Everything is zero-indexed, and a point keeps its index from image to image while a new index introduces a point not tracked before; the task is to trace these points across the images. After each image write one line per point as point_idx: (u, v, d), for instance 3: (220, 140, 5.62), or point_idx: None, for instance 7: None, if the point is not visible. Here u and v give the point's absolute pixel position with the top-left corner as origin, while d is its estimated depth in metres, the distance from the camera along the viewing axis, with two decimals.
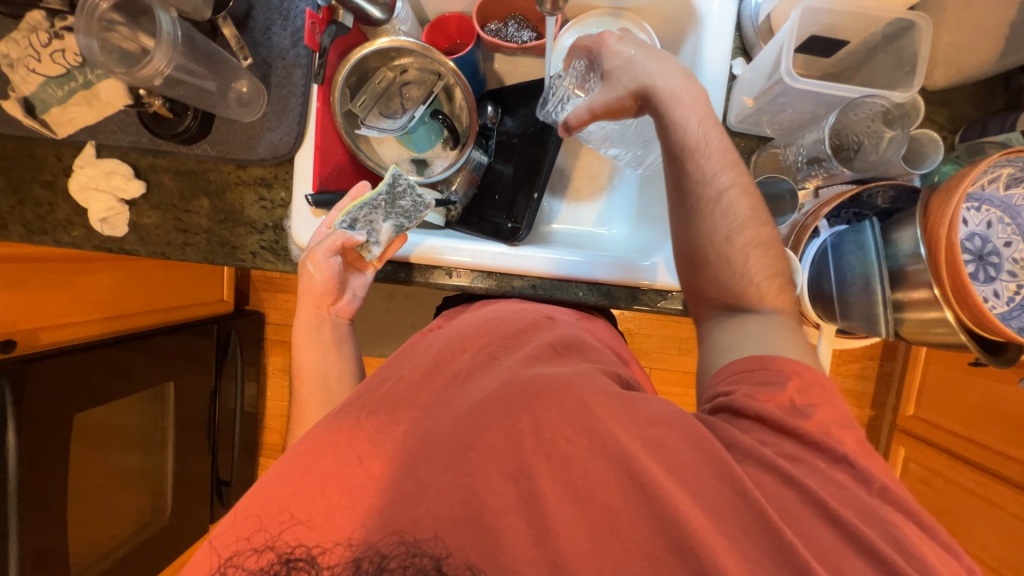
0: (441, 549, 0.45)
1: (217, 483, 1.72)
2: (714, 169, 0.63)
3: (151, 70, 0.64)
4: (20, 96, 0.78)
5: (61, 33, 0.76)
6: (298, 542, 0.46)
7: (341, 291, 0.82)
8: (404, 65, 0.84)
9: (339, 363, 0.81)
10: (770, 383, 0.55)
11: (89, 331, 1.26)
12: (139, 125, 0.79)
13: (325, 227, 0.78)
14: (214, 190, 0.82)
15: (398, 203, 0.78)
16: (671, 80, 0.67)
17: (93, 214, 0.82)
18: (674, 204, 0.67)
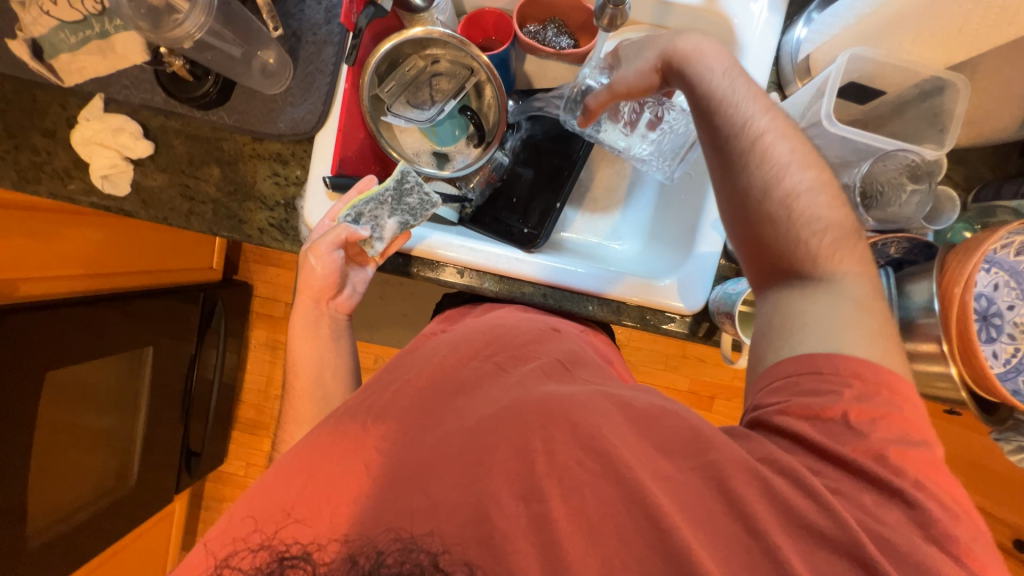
0: (441, 558, 0.45)
1: (186, 454, 1.68)
2: (751, 125, 0.59)
3: (182, 33, 0.62)
4: (28, 37, 0.74)
5: None
6: (295, 540, 0.47)
7: (341, 286, 0.80)
8: (437, 55, 0.82)
9: (335, 357, 0.80)
10: (821, 387, 0.50)
11: (71, 287, 1.20)
12: (155, 83, 0.76)
13: (329, 219, 0.76)
14: (226, 159, 0.79)
15: (404, 199, 0.77)
16: (698, 36, 0.63)
17: (94, 169, 0.78)
18: (713, 167, 0.62)
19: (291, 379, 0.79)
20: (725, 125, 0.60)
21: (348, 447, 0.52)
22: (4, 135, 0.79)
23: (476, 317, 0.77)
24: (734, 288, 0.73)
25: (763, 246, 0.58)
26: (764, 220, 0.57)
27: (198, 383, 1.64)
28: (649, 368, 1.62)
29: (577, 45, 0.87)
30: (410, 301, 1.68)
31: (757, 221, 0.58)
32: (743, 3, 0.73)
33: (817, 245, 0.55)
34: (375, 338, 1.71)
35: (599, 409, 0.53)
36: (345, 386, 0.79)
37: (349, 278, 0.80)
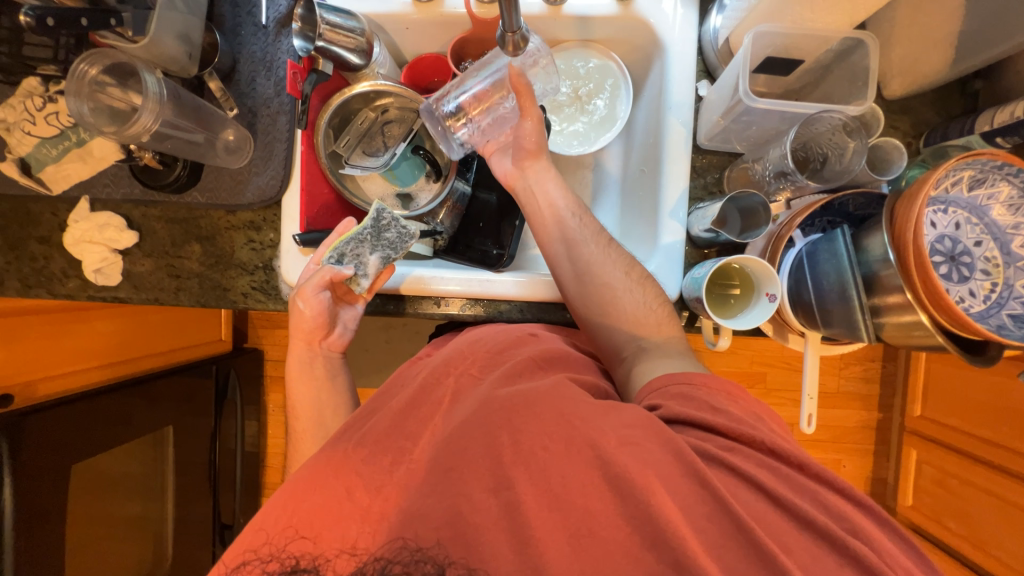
0: (442, 556, 0.47)
1: (220, 527, 1.69)
2: (579, 229, 0.76)
3: (139, 128, 0.67)
4: (17, 157, 0.81)
5: (56, 97, 0.80)
6: (303, 552, 0.51)
7: (332, 325, 0.83)
8: (385, 105, 0.87)
9: (333, 399, 0.82)
10: (688, 396, 0.58)
11: (89, 380, 1.26)
12: (132, 179, 0.82)
13: (314, 263, 0.80)
14: (205, 235, 0.84)
15: (384, 235, 0.79)
16: (537, 169, 0.81)
17: (87, 265, 0.84)
18: (560, 263, 0.76)
19: (294, 421, 0.82)
20: (556, 227, 0.77)
21: (334, 482, 0.53)
22: (5, 248, 0.85)
23: (460, 339, 0.80)
24: (698, 272, 0.72)
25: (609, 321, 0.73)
26: (608, 291, 0.73)
27: (223, 454, 1.66)
28: None
29: None
30: (414, 339, 1.70)
31: (596, 296, 0.73)
32: (655, 3, 0.76)
33: (640, 307, 0.72)
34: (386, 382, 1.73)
35: (570, 410, 0.53)
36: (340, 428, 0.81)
37: (338, 315, 0.83)
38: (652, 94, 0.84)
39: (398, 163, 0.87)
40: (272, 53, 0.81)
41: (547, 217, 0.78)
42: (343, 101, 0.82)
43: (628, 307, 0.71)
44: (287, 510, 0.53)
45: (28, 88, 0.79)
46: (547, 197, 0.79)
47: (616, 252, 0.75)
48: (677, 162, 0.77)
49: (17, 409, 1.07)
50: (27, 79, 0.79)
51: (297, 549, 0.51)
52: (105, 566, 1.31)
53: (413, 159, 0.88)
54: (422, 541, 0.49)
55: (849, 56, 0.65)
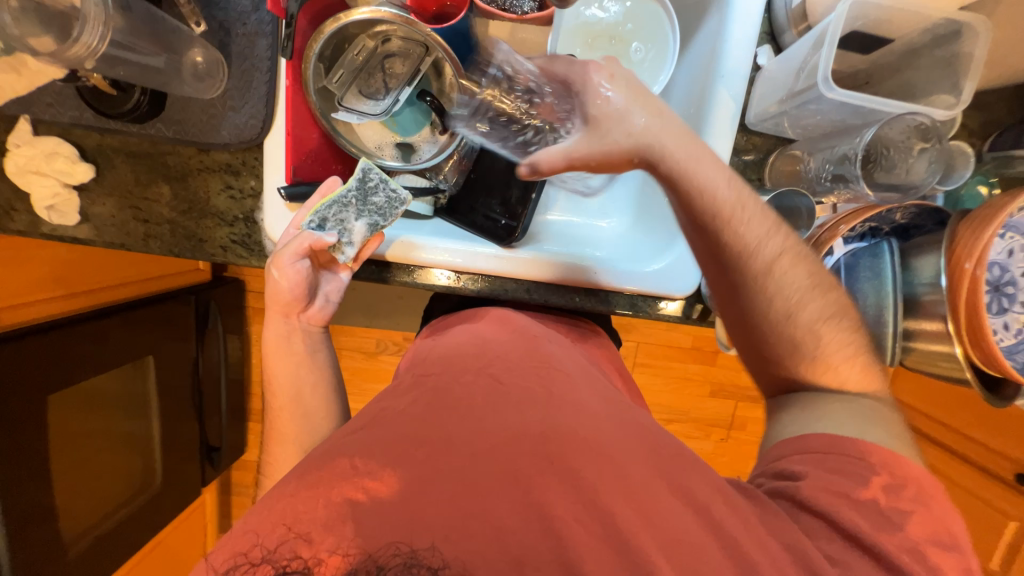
0: (437, 560, 0.47)
1: (206, 449, 1.73)
2: (754, 238, 0.57)
3: (81, 49, 0.54)
4: None
5: None
6: (295, 555, 0.48)
7: (311, 298, 0.77)
8: (386, 33, 0.73)
9: (313, 375, 0.78)
10: (846, 472, 0.53)
11: (62, 308, 1.20)
12: (81, 101, 0.69)
13: (294, 228, 0.72)
14: (174, 175, 0.74)
15: (370, 199, 0.72)
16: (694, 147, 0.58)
17: (36, 200, 0.73)
18: (710, 269, 0.61)
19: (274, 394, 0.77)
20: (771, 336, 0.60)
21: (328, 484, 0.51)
22: None
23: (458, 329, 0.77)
24: None
25: (762, 355, 0.62)
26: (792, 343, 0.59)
27: (206, 382, 1.65)
28: (648, 330, 1.77)
29: (541, 6, 0.75)
30: None
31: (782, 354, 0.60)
32: None
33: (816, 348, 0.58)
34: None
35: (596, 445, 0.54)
36: (331, 406, 0.77)
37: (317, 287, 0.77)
38: (700, 54, 0.72)
39: (401, 109, 0.77)
40: None
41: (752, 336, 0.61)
42: (337, 27, 0.68)
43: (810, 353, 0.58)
44: (277, 505, 0.51)
45: None
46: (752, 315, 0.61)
47: (804, 273, 0.58)
48: (719, 142, 0.68)
49: None
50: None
51: (289, 554, 0.48)
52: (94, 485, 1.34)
53: (418, 104, 0.77)
54: (419, 551, 0.48)
55: (944, 43, 0.55)
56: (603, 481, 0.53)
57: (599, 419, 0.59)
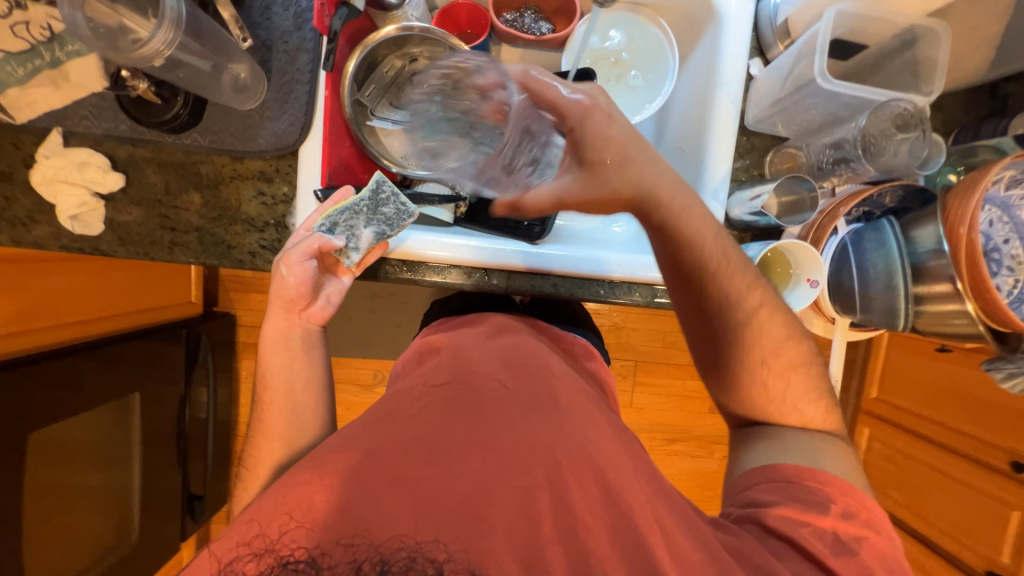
0: (441, 553, 0.49)
1: (189, 498, 1.60)
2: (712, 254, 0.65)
3: (149, 51, 0.60)
4: None
5: (25, 4, 0.67)
6: (297, 544, 0.48)
7: (313, 297, 0.78)
8: (415, 53, 0.80)
9: (307, 372, 0.77)
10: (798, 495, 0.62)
11: (46, 340, 1.14)
12: (120, 112, 0.71)
13: (305, 228, 0.74)
14: (206, 183, 0.75)
15: (381, 209, 0.75)
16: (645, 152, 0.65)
17: (61, 210, 0.73)
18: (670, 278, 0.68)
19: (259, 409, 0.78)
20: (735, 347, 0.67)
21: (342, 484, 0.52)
22: None
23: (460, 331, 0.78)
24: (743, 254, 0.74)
25: (716, 356, 0.70)
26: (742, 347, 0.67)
27: (193, 423, 1.56)
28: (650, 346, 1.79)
29: (554, 29, 0.86)
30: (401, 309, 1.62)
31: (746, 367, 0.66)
32: None
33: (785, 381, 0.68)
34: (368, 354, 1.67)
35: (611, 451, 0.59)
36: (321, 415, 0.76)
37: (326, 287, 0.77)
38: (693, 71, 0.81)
39: None
40: None
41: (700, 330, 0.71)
42: (373, 46, 0.75)
43: (751, 373, 0.69)
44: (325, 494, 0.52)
45: None
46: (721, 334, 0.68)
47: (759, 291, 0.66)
48: (723, 140, 0.75)
49: None
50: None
51: (292, 543, 0.49)
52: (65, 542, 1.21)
53: None
54: (424, 546, 0.49)
55: (911, 47, 0.65)
56: (609, 484, 0.57)
57: (603, 427, 0.62)
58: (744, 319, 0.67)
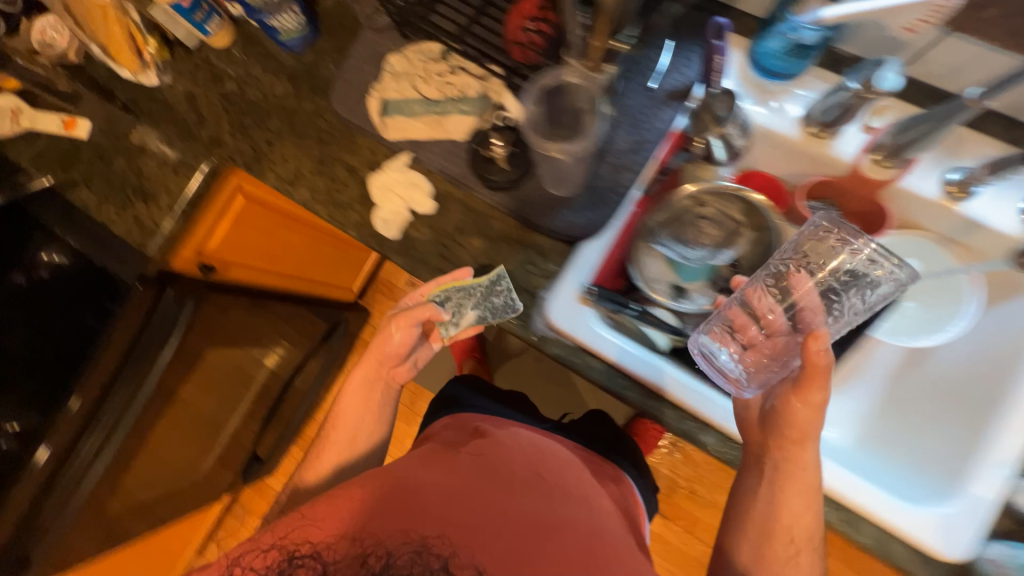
0: (447, 549, 0.65)
1: (253, 459, 1.67)
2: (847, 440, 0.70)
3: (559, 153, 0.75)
4: (382, 98, 0.86)
5: (455, 69, 0.81)
6: (308, 539, 0.66)
7: (405, 358, 0.88)
8: (706, 202, 0.85)
9: (375, 423, 0.90)
10: None
11: (258, 279, 1.33)
12: (464, 159, 0.86)
13: (420, 293, 0.84)
14: (492, 235, 0.85)
15: (491, 298, 0.80)
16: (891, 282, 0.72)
17: (378, 211, 0.86)
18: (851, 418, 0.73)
19: (331, 429, 0.89)
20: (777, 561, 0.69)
21: (388, 513, 0.68)
22: (316, 161, 0.93)
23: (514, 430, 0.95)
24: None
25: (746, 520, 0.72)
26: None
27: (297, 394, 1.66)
28: None
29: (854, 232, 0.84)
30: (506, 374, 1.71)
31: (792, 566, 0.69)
32: None
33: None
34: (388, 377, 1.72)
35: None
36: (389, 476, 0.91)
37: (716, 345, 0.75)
38: (974, 334, 0.80)
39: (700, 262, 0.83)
40: (647, 115, 0.82)
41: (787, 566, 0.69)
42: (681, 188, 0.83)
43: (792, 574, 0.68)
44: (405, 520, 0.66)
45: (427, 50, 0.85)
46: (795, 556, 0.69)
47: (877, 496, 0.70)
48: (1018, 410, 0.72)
49: (208, 282, 1.13)
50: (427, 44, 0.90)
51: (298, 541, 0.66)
52: (160, 465, 1.22)
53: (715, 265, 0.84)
54: (427, 541, 0.65)
55: None
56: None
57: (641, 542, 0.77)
58: (794, 539, 0.69)
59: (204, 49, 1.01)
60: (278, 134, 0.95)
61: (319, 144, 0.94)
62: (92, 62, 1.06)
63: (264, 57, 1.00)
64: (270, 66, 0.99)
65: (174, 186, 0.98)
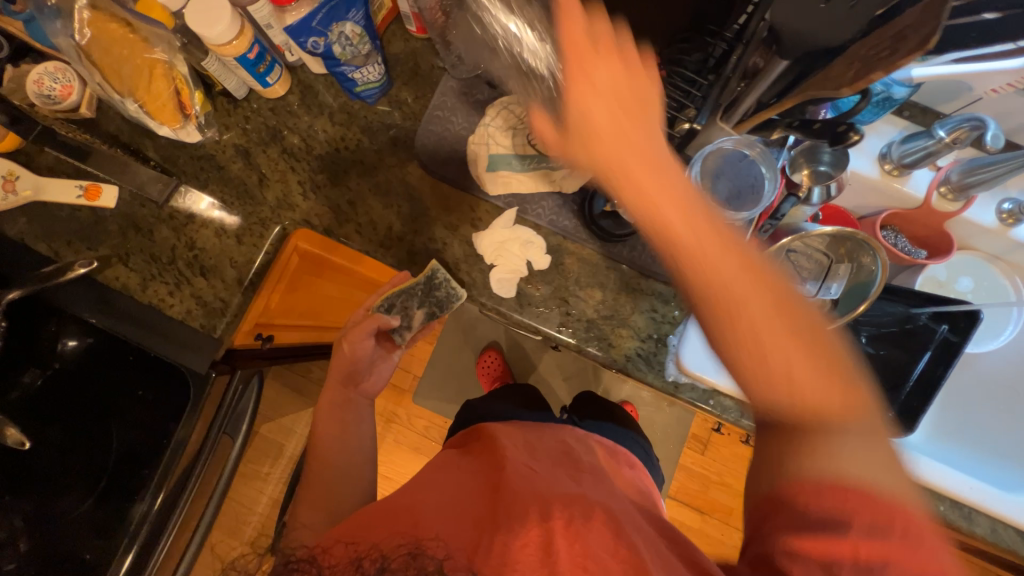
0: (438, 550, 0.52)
1: None
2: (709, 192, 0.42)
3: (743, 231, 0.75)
4: (488, 153, 0.84)
5: None
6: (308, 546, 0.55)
7: (367, 374, 0.85)
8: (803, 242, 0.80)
9: (359, 449, 0.79)
10: None
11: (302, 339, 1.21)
12: (573, 213, 0.86)
13: (363, 309, 0.85)
14: (611, 286, 0.85)
15: (433, 293, 0.85)
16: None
17: (494, 271, 0.84)
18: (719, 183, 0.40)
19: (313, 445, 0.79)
20: (794, 393, 0.39)
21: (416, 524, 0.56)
22: (409, 221, 0.87)
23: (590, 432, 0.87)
24: None
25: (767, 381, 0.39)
26: (799, 397, 0.38)
27: None
28: None
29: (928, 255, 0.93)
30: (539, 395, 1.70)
31: (783, 368, 0.39)
32: None
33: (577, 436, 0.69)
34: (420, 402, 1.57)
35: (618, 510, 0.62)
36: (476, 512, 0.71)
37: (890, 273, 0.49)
38: (1015, 340, 0.90)
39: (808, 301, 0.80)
40: None
41: (795, 383, 0.39)
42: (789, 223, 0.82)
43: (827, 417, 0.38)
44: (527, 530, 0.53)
45: None
46: (785, 350, 0.39)
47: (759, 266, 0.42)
48: None
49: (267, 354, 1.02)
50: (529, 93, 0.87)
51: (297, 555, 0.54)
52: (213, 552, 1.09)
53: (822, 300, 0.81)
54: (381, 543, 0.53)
55: None
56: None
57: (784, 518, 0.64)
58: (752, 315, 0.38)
59: (253, 98, 0.91)
60: (360, 192, 0.88)
61: (410, 201, 0.88)
62: (104, 113, 0.89)
63: (327, 107, 0.91)
64: (337, 116, 0.91)
65: (239, 257, 0.86)
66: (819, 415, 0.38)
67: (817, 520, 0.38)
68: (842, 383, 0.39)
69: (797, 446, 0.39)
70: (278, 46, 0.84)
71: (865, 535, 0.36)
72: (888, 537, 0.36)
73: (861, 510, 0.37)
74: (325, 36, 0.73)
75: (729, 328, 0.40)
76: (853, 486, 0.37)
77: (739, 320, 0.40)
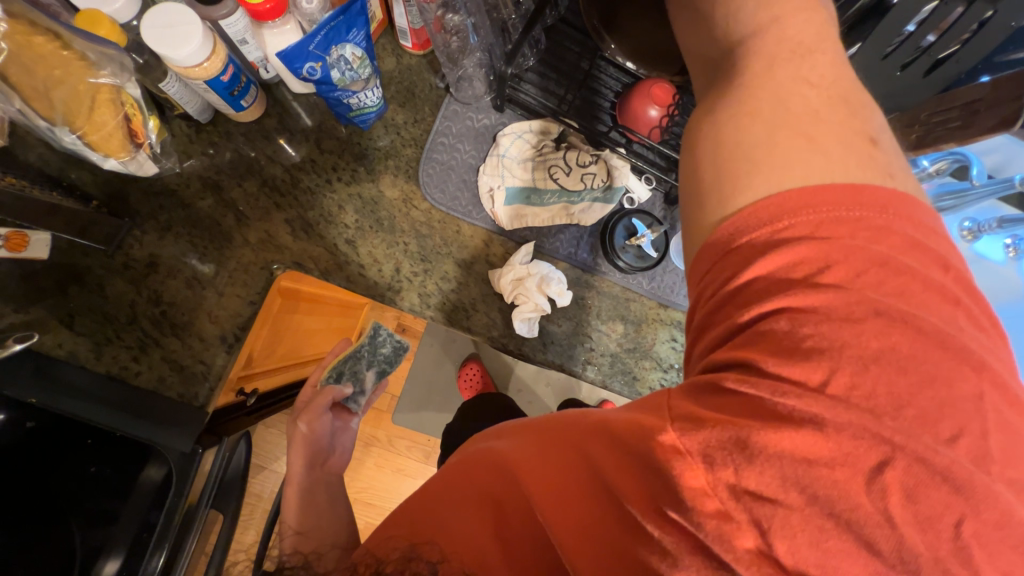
0: (437, 553, 0.34)
1: None
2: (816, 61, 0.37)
3: None
4: (506, 187, 0.82)
5: (595, 161, 0.83)
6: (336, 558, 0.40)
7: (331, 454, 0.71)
8: None
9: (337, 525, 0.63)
10: None
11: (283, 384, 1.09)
12: (592, 246, 0.83)
13: (310, 386, 0.73)
14: (631, 318, 0.84)
15: (379, 350, 0.79)
16: None
17: (518, 312, 0.79)
18: (785, 60, 0.37)
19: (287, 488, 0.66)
20: (800, 71, 0.36)
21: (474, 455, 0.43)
22: (416, 258, 0.81)
23: None
24: None
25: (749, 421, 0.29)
26: (809, 130, 0.34)
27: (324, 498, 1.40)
28: None
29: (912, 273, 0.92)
30: None
31: (783, 89, 0.36)
32: None
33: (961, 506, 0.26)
34: (408, 455, 0.98)
35: None
36: None
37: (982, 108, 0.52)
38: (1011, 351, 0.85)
39: None
40: None
41: (777, 90, 0.36)
42: None
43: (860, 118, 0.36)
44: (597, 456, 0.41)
45: (551, 134, 0.84)
46: (797, 80, 0.36)
47: (778, 104, 0.35)
48: None
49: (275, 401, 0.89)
50: (542, 119, 0.84)
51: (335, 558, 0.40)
52: None
53: None
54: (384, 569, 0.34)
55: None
56: None
57: None
58: (788, 159, 0.34)
59: (219, 121, 0.79)
60: (360, 229, 0.80)
61: (417, 237, 0.81)
62: (20, 139, 0.70)
63: (311, 130, 0.82)
64: (326, 143, 0.82)
65: (220, 310, 0.76)
66: (813, 124, 0.34)
67: (781, 275, 0.31)
68: (861, 106, 0.36)
69: (765, 147, 0.35)
70: (252, 63, 0.73)
71: (865, 261, 0.30)
72: (828, 280, 0.30)
73: (873, 238, 0.31)
74: (323, 60, 0.64)
75: (761, 63, 0.37)
76: (818, 179, 0.33)
77: (770, 75, 0.36)
